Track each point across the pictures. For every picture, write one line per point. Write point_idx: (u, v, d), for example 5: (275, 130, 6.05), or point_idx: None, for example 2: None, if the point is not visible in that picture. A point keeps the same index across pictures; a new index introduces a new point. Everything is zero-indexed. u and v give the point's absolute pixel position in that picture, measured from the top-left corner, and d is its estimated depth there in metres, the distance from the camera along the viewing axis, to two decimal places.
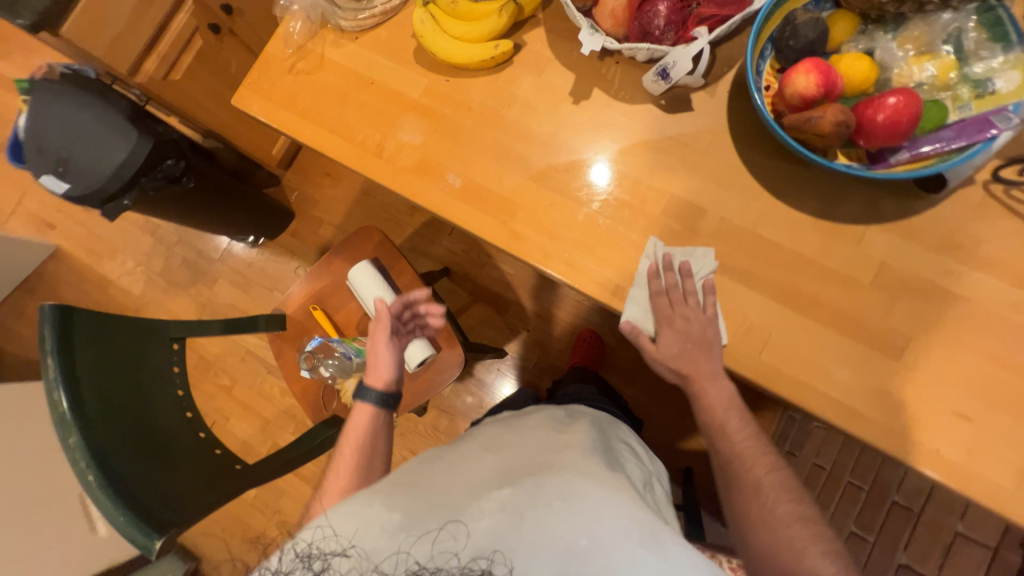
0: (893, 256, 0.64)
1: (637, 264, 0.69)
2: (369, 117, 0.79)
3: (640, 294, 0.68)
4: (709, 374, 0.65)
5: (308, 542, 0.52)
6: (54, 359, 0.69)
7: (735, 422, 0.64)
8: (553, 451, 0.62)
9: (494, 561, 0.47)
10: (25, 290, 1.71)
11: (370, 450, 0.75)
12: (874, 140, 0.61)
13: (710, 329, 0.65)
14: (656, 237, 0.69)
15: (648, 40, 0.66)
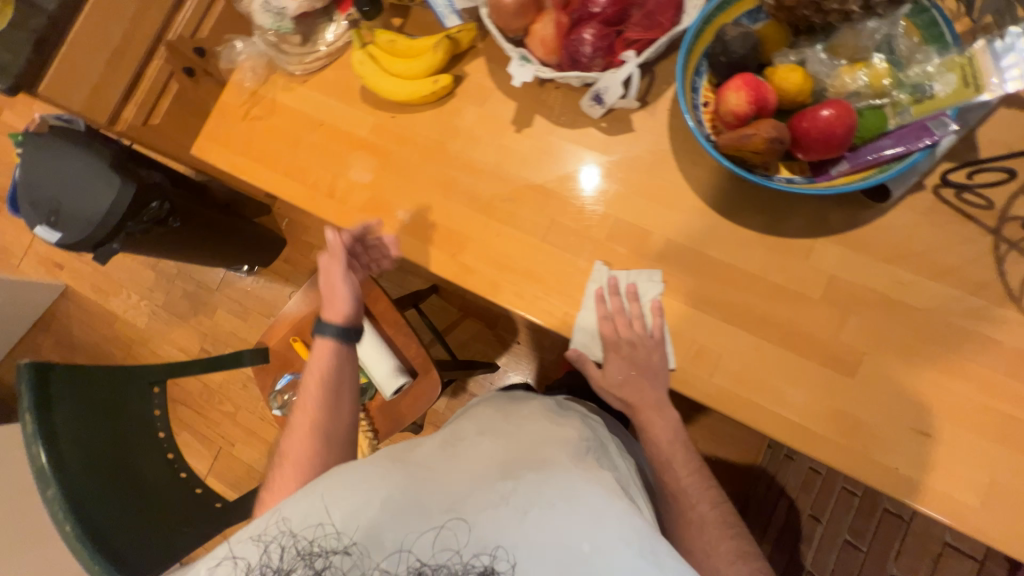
0: (844, 269, 0.62)
1: (585, 288, 0.69)
2: (320, 158, 0.81)
3: (589, 319, 0.68)
4: (655, 400, 0.66)
5: (299, 536, 0.47)
6: (32, 418, 0.71)
7: (681, 456, 0.66)
8: (552, 439, 0.57)
9: (496, 558, 0.44)
10: (39, 329, 1.76)
11: (335, 387, 0.75)
12: (811, 153, 0.60)
13: (655, 353, 0.65)
14: (602, 262, 0.69)
15: (579, 67, 0.67)
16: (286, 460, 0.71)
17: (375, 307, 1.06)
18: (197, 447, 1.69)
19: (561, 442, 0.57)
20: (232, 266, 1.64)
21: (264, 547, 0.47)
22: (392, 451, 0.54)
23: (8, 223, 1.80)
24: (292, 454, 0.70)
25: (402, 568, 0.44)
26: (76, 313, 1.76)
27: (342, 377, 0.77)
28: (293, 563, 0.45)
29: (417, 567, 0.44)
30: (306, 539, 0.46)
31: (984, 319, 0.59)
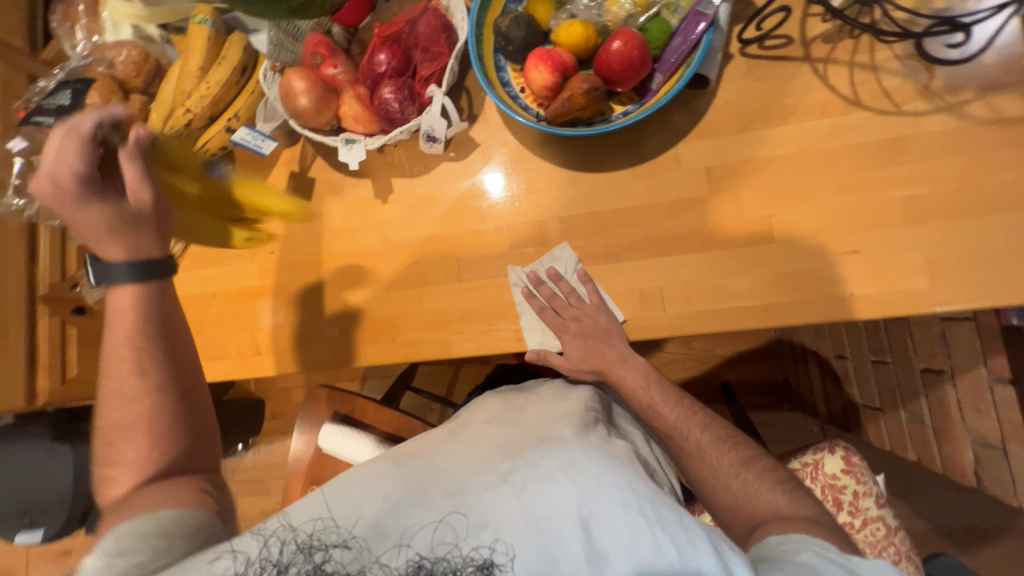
0: (713, 157, 0.66)
1: (513, 295, 0.70)
2: (229, 326, 0.79)
3: (533, 320, 0.69)
4: (618, 356, 0.66)
5: (299, 531, 0.46)
6: None
7: (659, 396, 0.65)
8: (543, 416, 0.60)
9: (495, 549, 0.44)
10: None
11: (168, 343, 0.57)
12: (627, 82, 0.63)
13: (603, 316, 0.67)
14: (514, 267, 0.70)
15: (398, 122, 0.68)
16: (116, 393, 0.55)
17: (366, 416, 1.05)
18: None
19: (558, 418, 0.59)
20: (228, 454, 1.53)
21: (262, 540, 0.45)
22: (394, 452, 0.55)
23: None
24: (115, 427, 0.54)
25: (403, 563, 0.45)
26: None
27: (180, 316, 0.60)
28: (288, 556, 0.45)
29: (419, 563, 0.45)
30: (307, 533, 0.46)
31: (845, 132, 0.63)
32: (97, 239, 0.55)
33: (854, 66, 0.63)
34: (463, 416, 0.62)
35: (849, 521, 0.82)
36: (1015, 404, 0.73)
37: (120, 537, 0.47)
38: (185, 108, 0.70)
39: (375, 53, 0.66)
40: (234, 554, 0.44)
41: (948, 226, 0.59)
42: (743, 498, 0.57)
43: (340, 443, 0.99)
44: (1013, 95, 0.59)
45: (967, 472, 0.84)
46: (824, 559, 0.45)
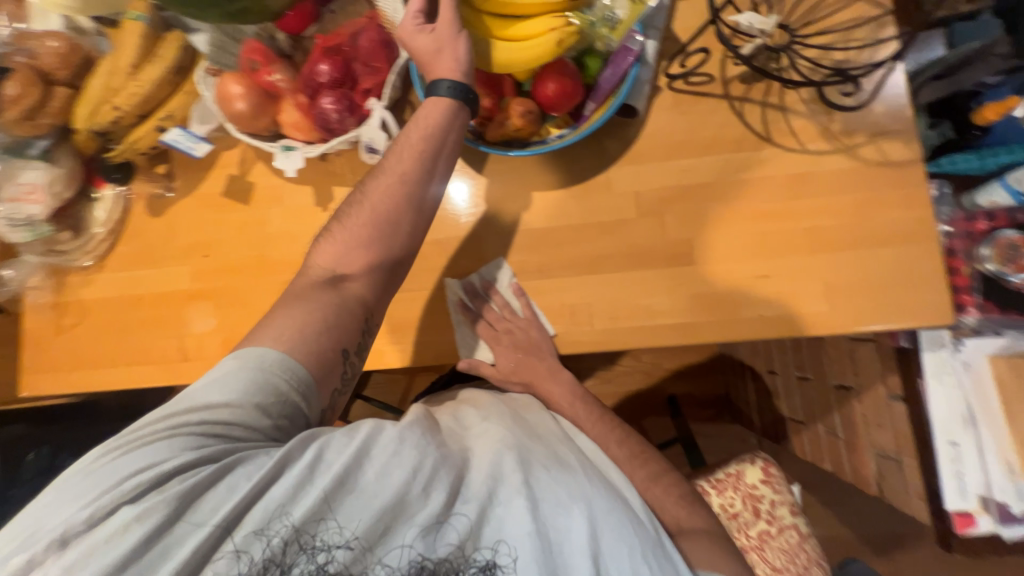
0: (641, 183, 0.70)
1: (448, 307, 0.72)
2: (155, 330, 0.76)
3: (466, 330, 0.72)
4: (546, 370, 0.71)
5: (305, 531, 0.44)
6: None
7: (582, 411, 0.72)
8: (547, 430, 0.61)
9: (500, 552, 0.47)
10: None
11: (435, 152, 0.60)
12: (561, 106, 0.66)
13: (533, 330, 0.69)
14: (451, 279, 0.72)
15: (337, 132, 0.68)
16: (380, 174, 0.61)
17: None
18: None
19: (556, 433, 0.61)
20: None
21: (264, 541, 0.43)
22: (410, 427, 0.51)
23: None
24: (374, 197, 0.60)
25: (404, 563, 0.45)
26: None
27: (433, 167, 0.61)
28: (291, 556, 0.43)
29: (421, 563, 0.45)
30: (312, 534, 0.44)
31: (760, 167, 0.68)
32: (431, 56, 0.60)
33: (767, 106, 0.69)
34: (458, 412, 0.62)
35: (767, 528, 0.87)
36: (907, 418, 0.81)
37: (253, 373, 0.51)
38: (115, 107, 0.69)
39: (315, 63, 0.66)
40: (239, 554, 0.43)
41: (843, 256, 0.65)
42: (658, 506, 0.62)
43: None
44: (899, 141, 0.66)
45: (872, 482, 0.91)
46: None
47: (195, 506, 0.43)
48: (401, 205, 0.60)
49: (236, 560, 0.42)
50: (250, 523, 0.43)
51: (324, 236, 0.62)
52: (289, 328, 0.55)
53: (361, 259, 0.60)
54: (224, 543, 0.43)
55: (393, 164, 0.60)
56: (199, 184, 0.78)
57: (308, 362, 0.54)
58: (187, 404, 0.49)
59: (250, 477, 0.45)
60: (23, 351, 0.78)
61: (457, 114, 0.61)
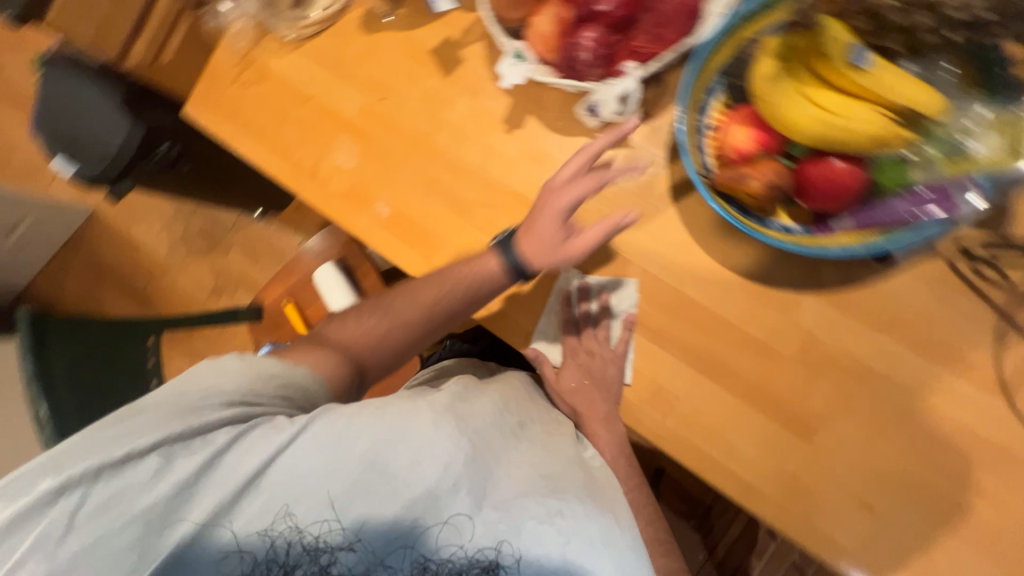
0: (823, 329, 0.59)
1: (550, 291, 0.68)
2: (305, 136, 0.78)
3: (551, 321, 0.69)
4: (601, 413, 0.69)
5: (306, 533, 0.50)
6: (35, 363, 0.77)
7: (621, 464, 0.72)
8: (578, 467, 0.63)
9: (503, 551, 0.52)
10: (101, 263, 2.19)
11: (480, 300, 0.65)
12: (814, 202, 0.54)
13: (610, 368, 0.64)
14: (573, 273, 0.67)
15: (575, 74, 0.59)
16: (405, 292, 0.67)
17: (367, 281, 1.12)
18: None
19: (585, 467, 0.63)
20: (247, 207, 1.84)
21: (269, 541, 0.50)
22: (444, 420, 0.57)
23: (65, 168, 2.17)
24: (398, 312, 0.67)
25: (408, 564, 0.51)
26: (114, 242, 2.19)
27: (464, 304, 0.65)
28: (296, 558, 0.50)
29: (424, 564, 0.51)
30: (313, 535, 0.50)
31: (958, 403, 0.56)
32: (535, 219, 0.63)
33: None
34: (498, 404, 0.64)
35: None
36: None
37: (262, 371, 0.57)
38: None
39: None
40: (240, 554, 0.50)
41: (967, 554, 0.55)
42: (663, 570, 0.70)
43: (333, 288, 1.08)
44: None
45: None
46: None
47: (196, 497, 0.50)
48: (422, 325, 0.66)
49: (242, 556, 0.50)
50: (253, 523, 0.50)
51: (343, 318, 0.69)
52: (308, 356, 0.63)
53: (372, 348, 0.66)
54: (226, 540, 0.50)
55: (424, 291, 0.65)
56: (417, 29, 0.74)
57: (320, 372, 0.61)
58: (205, 382, 0.55)
59: (264, 444, 0.52)
60: (203, 78, 0.83)
61: (508, 281, 0.65)
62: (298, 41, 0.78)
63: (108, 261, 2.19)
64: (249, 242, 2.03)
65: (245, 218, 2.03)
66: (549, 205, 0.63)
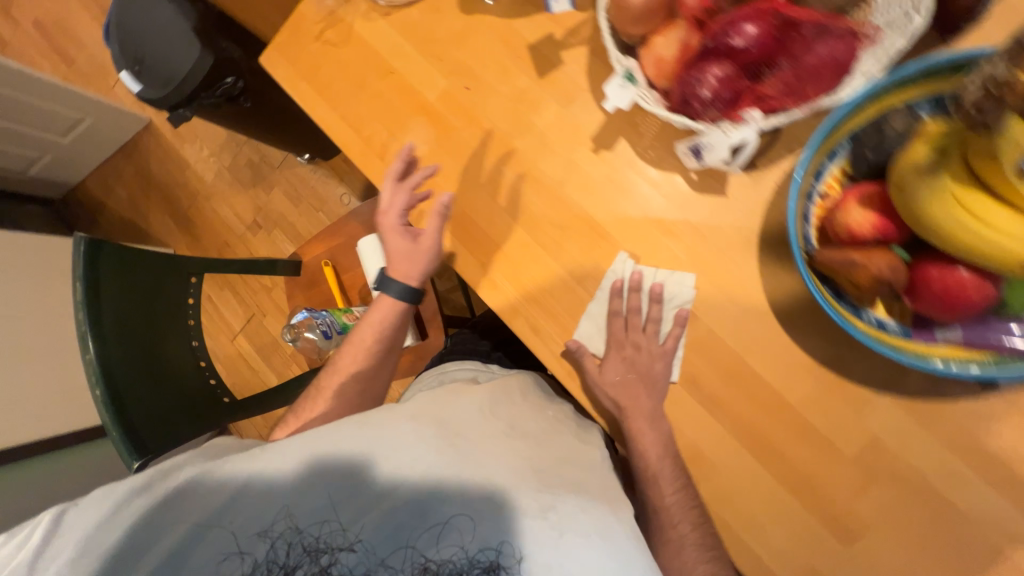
0: (892, 436, 0.54)
1: (602, 278, 0.65)
2: (379, 111, 0.75)
3: (598, 310, 0.65)
4: (646, 411, 0.61)
5: (307, 533, 0.52)
6: (85, 290, 0.78)
7: (669, 473, 0.59)
8: (575, 469, 0.63)
9: (503, 552, 0.51)
10: (148, 175, 2.23)
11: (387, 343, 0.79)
12: (923, 304, 0.49)
13: (657, 363, 0.61)
14: (628, 259, 0.63)
15: (689, 110, 0.53)
16: (337, 370, 0.78)
17: None
18: (235, 307, 2.02)
19: (582, 475, 0.63)
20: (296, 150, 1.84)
21: (270, 543, 0.52)
22: (424, 428, 0.61)
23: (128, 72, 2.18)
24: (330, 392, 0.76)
25: (408, 564, 0.51)
26: (164, 158, 2.21)
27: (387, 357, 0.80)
28: (296, 558, 0.51)
29: (425, 564, 0.51)
30: (314, 536, 0.52)
31: None
32: (402, 258, 0.74)
33: None
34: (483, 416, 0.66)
35: None
36: None
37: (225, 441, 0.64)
38: None
39: (744, 22, 0.50)
40: (242, 556, 0.51)
41: None
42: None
43: (373, 261, 1.07)
44: None
45: None
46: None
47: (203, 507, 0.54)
48: (358, 389, 0.77)
49: (244, 560, 0.51)
50: (254, 525, 0.53)
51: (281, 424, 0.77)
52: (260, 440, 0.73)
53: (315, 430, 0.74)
54: (229, 543, 0.52)
55: (351, 359, 0.78)
56: (518, 18, 0.69)
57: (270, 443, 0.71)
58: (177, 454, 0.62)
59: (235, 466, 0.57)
60: (285, 28, 0.80)
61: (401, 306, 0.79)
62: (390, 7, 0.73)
63: (155, 176, 2.23)
64: (292, 184, 2.02)
65: (292, 159, 2.02)
66: (383, 224, 0.74)
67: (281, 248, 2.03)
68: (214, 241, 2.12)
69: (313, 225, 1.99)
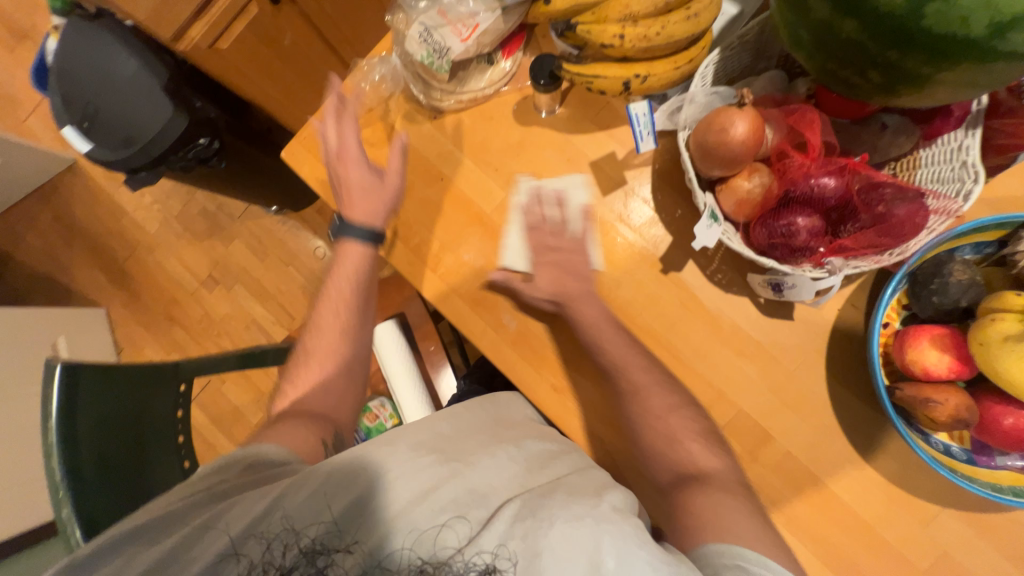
0: (960, 550, 0.59)
1: (509, 203, 0.69)
2: (430, 219, 0.71)
3: (517, 232, 0.69)
4: (575, 291, 0.64)
5: (303, 535, 0.48)
6: (59, 434, 0.64)
7: (611, 333, 0.62)
8: (578, 472, 0.56)
9: (499, 556, 0.46)
10: (69, 221, 1.92)
11: (360, 300, 0.71)
12: (990, 438, 0.53)
13: (578, 255, 0.66)
14: (530, 183, 0.69)
15: (774, 251, 0.55)
16: (321, 326, 0.70)
17: (424, 343, 1.04)
18: None
19: (587, 480, 0.54)
20: (264, 203, 1.69)
21: (263, 545, 0.47)
22: (423, 446, 0.57)
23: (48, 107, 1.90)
24: (321, 352, 0.68)
25: (404, 564, 0.47)
26: (91, 203, 1.91)
27: (367, 296, 0.72)
28: (290, 560, 0.47)
29: (421, 566, 0.47)
30: (309, 537, 0.48)
31: None
32: (355, 196, 0.67)
33: None
34: (485, 429, 0.63)
35: None
36: None
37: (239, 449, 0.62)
38: (620, 30, 0.55)
39: (823, 176, 0.52)
40: (239, 558, 0.47)
41: None
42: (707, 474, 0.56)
43: (390, 350, 1.02)
44: None
45: None
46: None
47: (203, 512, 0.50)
48: (334, 346, 0.69)
49: (238, 561, 0.47)
50: (247, 524, 0.48)
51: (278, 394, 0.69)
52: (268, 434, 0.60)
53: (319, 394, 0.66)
54: (222, 544, 0.47)
55: (329, 317, 0.70)
56: (579, 135, 0.69)
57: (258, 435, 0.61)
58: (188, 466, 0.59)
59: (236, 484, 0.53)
60: (314, 122, 0.74)
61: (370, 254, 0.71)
62: (440, 112, 0.71)
63: (77, 223, 1.92)
64: (255, 235, 1.85)
65: (256, 209, 1.85)
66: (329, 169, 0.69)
67: (242, 305, 1.84)
68: (158, 299, 1.87)
69: (282, 280, 1.83)
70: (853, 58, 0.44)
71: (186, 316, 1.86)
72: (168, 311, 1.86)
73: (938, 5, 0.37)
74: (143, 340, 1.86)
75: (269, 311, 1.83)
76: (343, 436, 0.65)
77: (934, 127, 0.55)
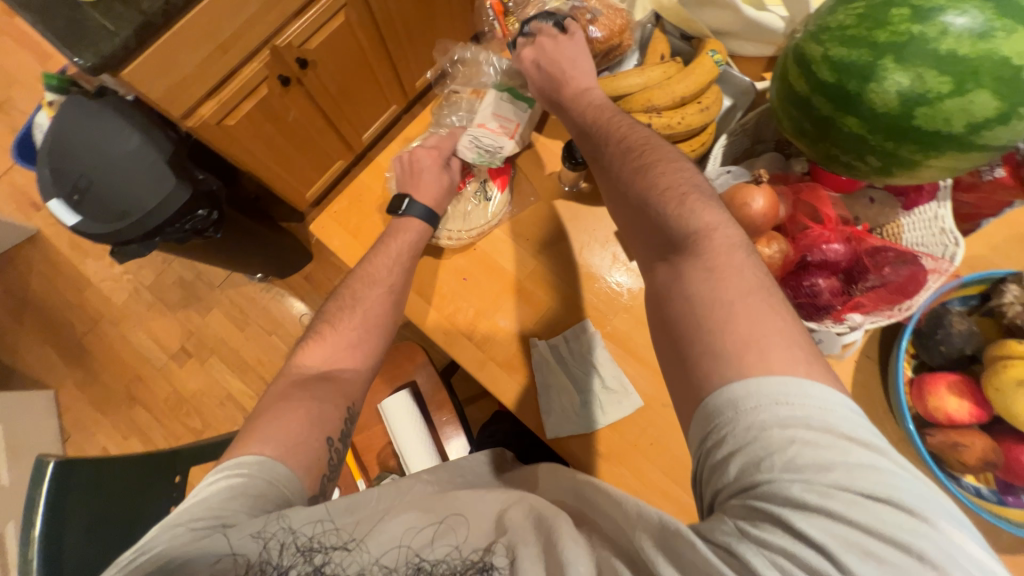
0: None
1: (532, 366, 0.69)
2: (465, 287, 0.73)
3: (551, 399, 0.68)
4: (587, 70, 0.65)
5: (301, 533, 0.44)
6: (41, 554, 0.57)
7: (643, 161, 0.53)
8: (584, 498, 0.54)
9: (495, 549, 0.42)
10: (23, 292, 1.77)
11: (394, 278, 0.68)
12: (1015, 477, 0.57)
13: (567, 318, 0.71)
14: (561, 336, 0.70)
15: (800, 309, 0.61)
16: (373, 281, 0.67)
17: (437, 412, 1.00)
18: None
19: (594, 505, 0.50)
20: (250, 271, 1.64)
21: (262, 542, 0.43)
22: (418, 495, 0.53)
23: (16, 177, 1.83)
24: (366, 304, 0.66)
25: (400, 562, 0.43)
26: (50, 274, 1.78)
27: (408, 275, 0.69)
28: (287, 559, 0.42)
29: (417, 564, 0.42)
30: (308, 535, 0.44)
31: None
32: (425, 187, 0.72)
33: None
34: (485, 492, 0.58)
35: None
36: None
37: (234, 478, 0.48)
38: (648, 120, 0.62)
39: (835, 241, 0.59)
40: (235, 558, 0.42)
41: None
42: (725, 272, 0.42)
43: (403, 421, 0.96)
44: None
45: None
46: (782, 424, 0.34)
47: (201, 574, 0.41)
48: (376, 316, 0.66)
49: (235, 562, 0.42)
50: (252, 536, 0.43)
51: (313, 337, 0.65)
52: (287, 414, 0.55)
53: (344, 361, 0.63)
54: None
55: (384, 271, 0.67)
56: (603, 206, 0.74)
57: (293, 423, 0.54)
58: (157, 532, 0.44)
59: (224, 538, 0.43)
60: (344, 195, 0.78)
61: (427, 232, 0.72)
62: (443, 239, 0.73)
63: (31, 296, 1.77)
64: (236, 304, 1.77)
65: (238, 277, 1.78)
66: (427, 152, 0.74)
67: (217, 378, 1.71)
68: (118, 377, 1.71)
69: (263, 351, 1.73)
70: (855, 146, 0.52)
71: (149, 394, 1.70)
72: (128, 389, 1.70)
73: (925, 108, 0.46)
74: (97, 424, 1.67)
75: (247, 384, 1.71)
76: (355, 409, 0.61)
77: (911, 199, 0.64)
